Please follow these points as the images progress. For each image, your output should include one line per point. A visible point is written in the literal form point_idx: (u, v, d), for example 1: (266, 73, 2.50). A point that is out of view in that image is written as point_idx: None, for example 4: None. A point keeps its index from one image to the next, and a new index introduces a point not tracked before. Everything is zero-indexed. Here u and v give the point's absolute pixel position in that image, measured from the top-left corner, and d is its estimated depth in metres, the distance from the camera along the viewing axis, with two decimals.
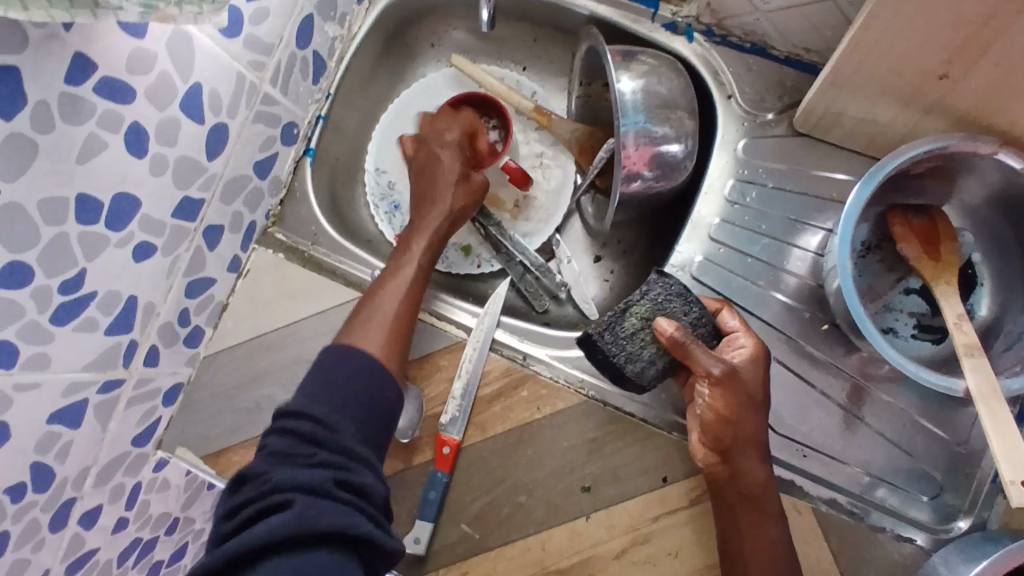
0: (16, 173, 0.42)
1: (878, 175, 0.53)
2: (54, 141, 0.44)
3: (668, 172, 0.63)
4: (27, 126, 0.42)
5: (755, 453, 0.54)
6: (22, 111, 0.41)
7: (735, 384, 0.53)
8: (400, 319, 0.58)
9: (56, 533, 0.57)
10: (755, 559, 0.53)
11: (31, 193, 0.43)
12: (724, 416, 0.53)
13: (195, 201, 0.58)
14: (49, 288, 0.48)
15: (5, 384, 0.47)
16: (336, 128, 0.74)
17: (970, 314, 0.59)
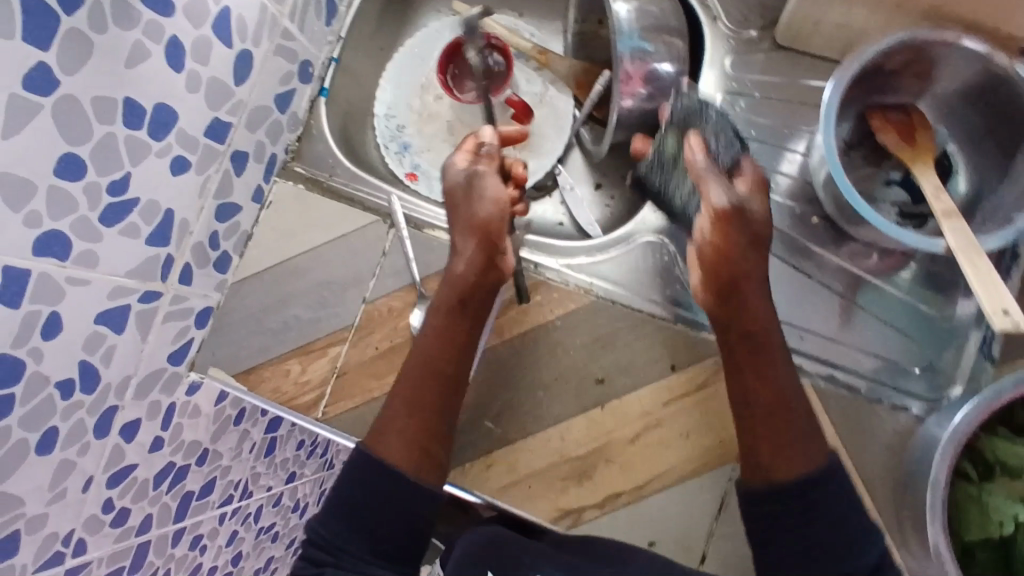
0: (73, 67, 0.46)
1: (842, 81, 0.58)
2: (106, 42, 0.48)
3: (662, 91, 0.68)
4: (86, 24, 0.46)
5: (755, 287, 0.57)
6: (81, 8, 0.46)
7: (741, 219, 0.57)
8: (428, 418, 0.56)
9: (100, 439, 0.60)
10: (760, 407, 0.54)
11: (87, 88, 0.48)
12: (724, 249, 0.57)
13: (224, 124, 0.62)
14: (98, 186, 0.51)
15: (59, 275, 0.50)
16: (348, 71, 0.79)
17: (950, 193, 0.64)
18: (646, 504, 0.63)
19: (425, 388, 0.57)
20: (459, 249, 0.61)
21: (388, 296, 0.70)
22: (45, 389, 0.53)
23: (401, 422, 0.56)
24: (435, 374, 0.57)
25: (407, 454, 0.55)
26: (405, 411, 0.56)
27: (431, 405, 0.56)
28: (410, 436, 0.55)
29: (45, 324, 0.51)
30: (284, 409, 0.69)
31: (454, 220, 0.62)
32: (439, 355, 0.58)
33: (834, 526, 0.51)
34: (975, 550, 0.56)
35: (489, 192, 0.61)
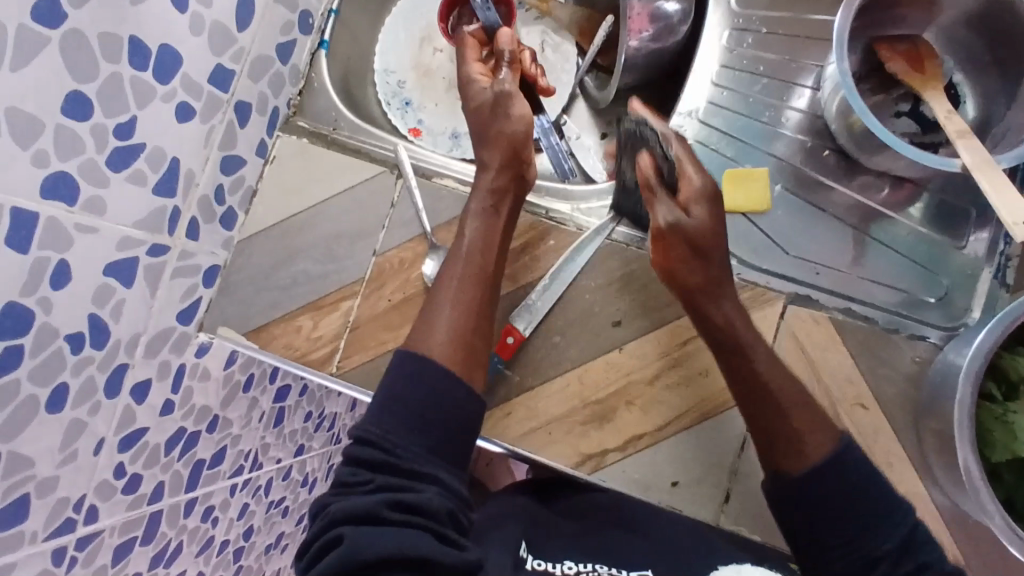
0: (79, 0, 0.46)
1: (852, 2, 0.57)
2: None
3: (665, 31, 0.68)
4: None
5: (705, 297, 0.57)
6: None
7: (680, 240, 0.57)
8: (469, 314, 0.56)
9: (111, 399, 0.58)
10: (754, 412, 0.55)
11: (93, 24, 0.48)
12: (669, 259, 0.58)
13: (227, 72, 0.62)
14: (105, 127, 0.51)
15: (67, 221, 0.49)
16: (347, 25, 0.78)
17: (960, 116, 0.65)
18: (670, 444, 0.63)
19: (467, 288, 0.57)
20: (488, 158, 0.63)
21: (398, 248, 0.69)
22: (55, 342, 0.51)
23: (447, 314, 0.56)
24: (477, 271, 0.58)
25: (455, 346, 0.54)
26: (445, 308, 0.56)
27: (474, 302, 0.57)
28: (455, 327, 0.55)
29: (54, 273, 0.49)
30: (298, 365, 0.68)
31: (483, 133, 0.64)
32: (475, 256, 0.59)
33: (854, 505, 0.51)
34: (1002, 470, 0.56)
35: (521, 109, 0.64)
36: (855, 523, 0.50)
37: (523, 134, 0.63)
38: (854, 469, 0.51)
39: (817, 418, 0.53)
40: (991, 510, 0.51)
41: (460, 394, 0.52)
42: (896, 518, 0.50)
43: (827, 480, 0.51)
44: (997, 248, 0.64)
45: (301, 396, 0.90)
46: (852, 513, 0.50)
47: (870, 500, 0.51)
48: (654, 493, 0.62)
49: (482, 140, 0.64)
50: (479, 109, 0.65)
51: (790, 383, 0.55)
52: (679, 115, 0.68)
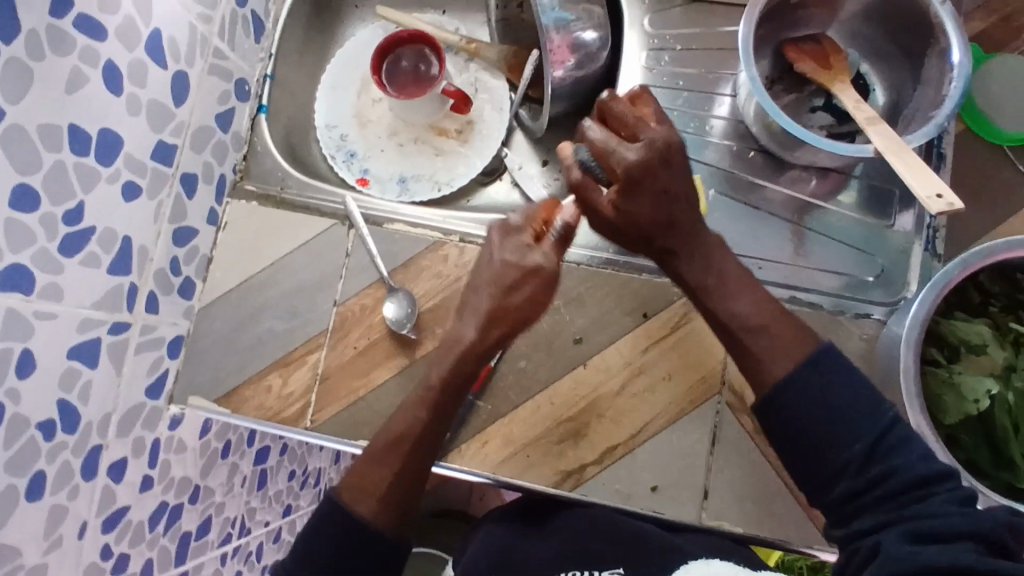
0: (17, 96, 0.48)
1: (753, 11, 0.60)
2: (44, 69, 0.50)
3: (587, 58, 0.71)
4: (23, 52, 0.48)
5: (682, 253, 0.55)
6: (19, 36, 0.47)
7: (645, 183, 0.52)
8: (406, 479, 0.58)
9: (89, 482, 0.59)
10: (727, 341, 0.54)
11: (31, 115, 0.49)
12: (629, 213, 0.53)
13: (169, 146, 0.63)
14: (55, 216, 0.53)
15: (26, 310, 0.51)
16: (284, 87, 0.80)
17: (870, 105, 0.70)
18: (646, 451, 0.64)
19: (409, 456, 0.58)
20: (494, 309, 0.57)
21: (358, 295, 0.71)
22: (28, 430, 0.52)
23: (384, 481, 0.57)
24: (419, 442, 0.58)
25: (381, 509, 0.56)
26: (386, 474, 0.57)
27: (413, 469, 0.58)
28: (386, 491, 0.57)
29: (19, 362, 0.51)
30: (271, 424, 0.68)
31: (498, 286, 0.57)
32: (424, 427, 0.59)
33: (813, 427, 0.50)
34: (959, 434, 0.58)
35: (541, 266, 0.57)
36: (822, 434, 0.49)
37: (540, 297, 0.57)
38: (798, 397, 0.50)
39: (765, 328, 0.52)
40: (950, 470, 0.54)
41: (369, 551, 0.56)
42: (859, 424, 0.49)
43: (780, 411, 0.51)
44: (923, 222, 0.67)
45: (281, 456, 0.89)
46: (806, 435, 0.50)
47: (834, 415, 0.49)
48: (636, 500, 0.63)
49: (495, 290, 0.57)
50: (509, 267, 0.57)
51: (751, 305, 0.53)
52: None
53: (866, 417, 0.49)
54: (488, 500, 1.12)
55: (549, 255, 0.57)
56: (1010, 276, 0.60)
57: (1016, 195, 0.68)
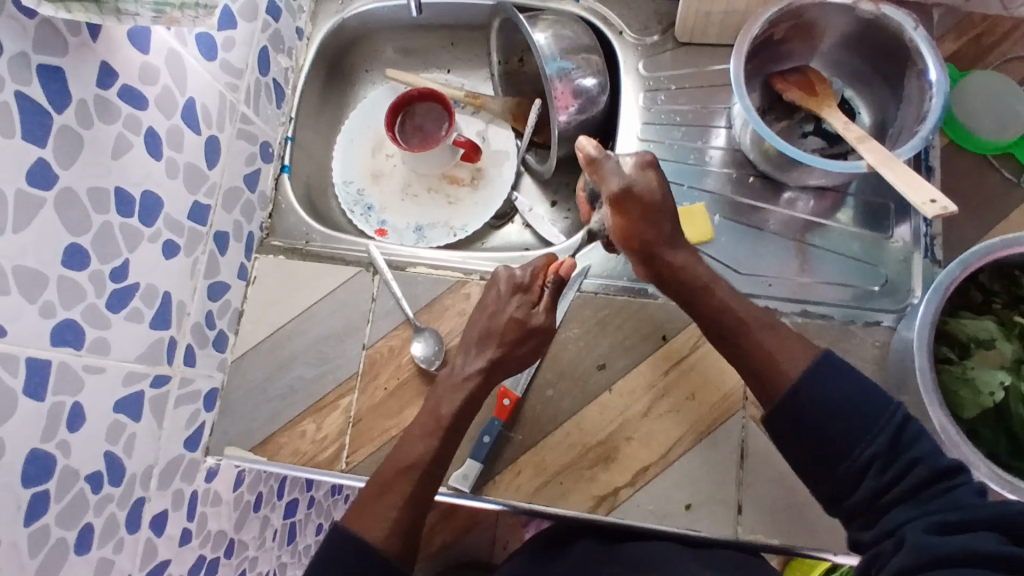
0: (67, 161, 0.52)
1: (743, 47, 0.65)
2: (93, 136, 0.54)
3: (589, 102, 0.76)
4: (74, 121, 0.52)
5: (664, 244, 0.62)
6: (69, 107, 0.52)
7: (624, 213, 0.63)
8: (416, 503, 0.56)
9: (133, 534, 0.60)
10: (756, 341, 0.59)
11: (83, 180, 0.53)
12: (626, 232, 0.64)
13: (203, 207, 0.67)
14: (102, 273, 0.56)
15: (76, 363, 0.53)
16: (303, 147, 0.85)
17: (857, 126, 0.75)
18: (676, 470, 0.66)
19: (422, 484, 0.57)
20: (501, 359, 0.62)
21: (386, 336, 0.73)
22: (77, 483, 0.54)
23: (396, 508, 0.55)
24: (430, 472, 0.58)
25: (393, 541, 0.54)
26: (395, 501, 0.56)
27: (422, 500, 0.57)
28: (401, 518, 0.55)
29: (69, 416, 0.53)
30: (306, 469, 0.70)
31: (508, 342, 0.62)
32: (430, 451, 0.59)
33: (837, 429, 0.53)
34: (978, 427, 0.60)
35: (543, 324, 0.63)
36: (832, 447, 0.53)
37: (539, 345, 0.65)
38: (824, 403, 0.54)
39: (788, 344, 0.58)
40: (976, 461, 0.55)
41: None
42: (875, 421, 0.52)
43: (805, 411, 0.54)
44: (920, 232, 0.71)
45: (309, 509, 0.88)
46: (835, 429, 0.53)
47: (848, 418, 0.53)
48: (671, 519, 0.64)
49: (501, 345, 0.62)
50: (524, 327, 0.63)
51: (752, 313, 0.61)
52: None
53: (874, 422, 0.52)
54: (511, 547, 1.10)
55: (548, 314, 0.64)
56: (1008, 274, 0.63)
57: (1005, 199, 0.72)
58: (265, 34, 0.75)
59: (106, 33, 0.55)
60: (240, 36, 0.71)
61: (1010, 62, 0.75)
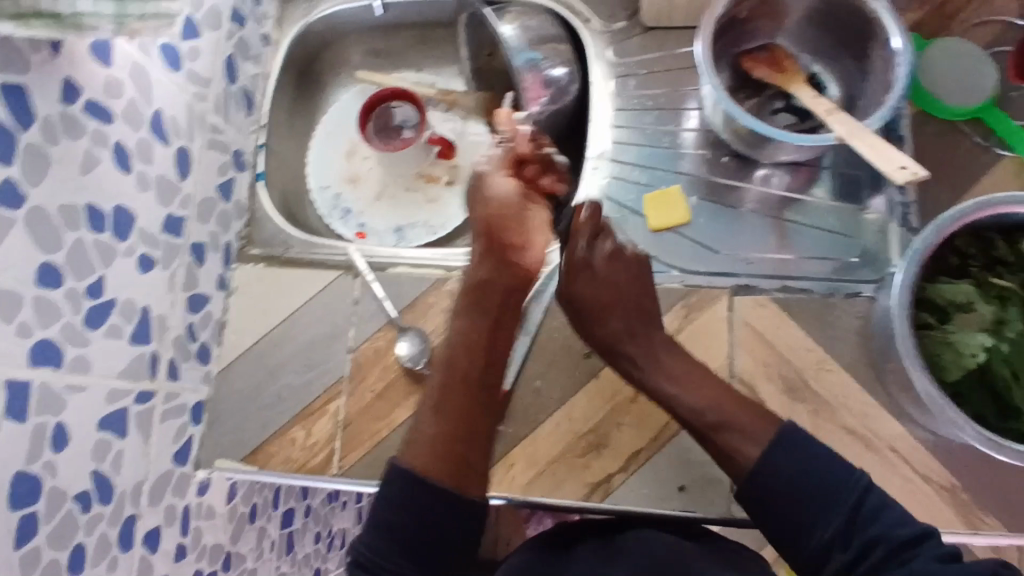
0: (37, 180, 0.52)
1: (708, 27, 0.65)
2: (61, 153, 0.54)
3: (559, 91, 0.78)
4: (40, 138, 0.52)
5: (624, 334, 0.63)
6: (35, 125, 0.51)
7: (580, 284, 0.65)
8: (462, 418, 0.57)
9: (126, 552, 0.59)
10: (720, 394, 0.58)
11: (52, 197, 0.53)
12: (574, 295, 0.65)
13: (178, 219, 0.67)
14: (78, 291, 0.55)
15: (57, 383, 0.53)
16: (276, 154, 0.84)
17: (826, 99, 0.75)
18: (667, 453, 0.66)
19: (451, 396, 0.57)
20: (488, 278, 0.61)
21: (369, 339, 0.73)
22: (66, 503, 0.53)
23: (432, 422, 0.57)
24: (461, 381, 0.58)
25: (439, 466, 0.54)
26: (435, 421, 0.57)
27: (457, 411, 0.57)
28: (441, 441, 0.55)
29: (53, 436, 0.52)
30: (299, 476, 0.70)
31: (488, 253, 0.62)
32: (467, 356, 0.59)
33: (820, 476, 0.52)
34: (963, 390, 0.61)
35: (505, 197, 0.64)
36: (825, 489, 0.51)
37: (515, 212, 0.64)
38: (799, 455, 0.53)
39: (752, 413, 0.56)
40: (962, 423, 0.56)
41: (456, 515, 0.53)
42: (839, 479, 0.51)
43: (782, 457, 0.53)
44: (895, 202, 0.71)
45: (307, 518, 0.87)
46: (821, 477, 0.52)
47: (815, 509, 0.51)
48: (665, 502, 0.65)
49: (483, 256, 0.62)
50: (479, 178, 0.66)
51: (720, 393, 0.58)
52: (591, 159, 0.75)
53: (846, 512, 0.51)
54: (514, 544, 1.10)
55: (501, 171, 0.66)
56: (982, 236, 0.64)
57: (977, 164, 0.73)
58: (230, 42, 0.75)
59: (69, 48, 0.55)
60: (206, 45, 0.71)
61: (973, 29, 0.76)
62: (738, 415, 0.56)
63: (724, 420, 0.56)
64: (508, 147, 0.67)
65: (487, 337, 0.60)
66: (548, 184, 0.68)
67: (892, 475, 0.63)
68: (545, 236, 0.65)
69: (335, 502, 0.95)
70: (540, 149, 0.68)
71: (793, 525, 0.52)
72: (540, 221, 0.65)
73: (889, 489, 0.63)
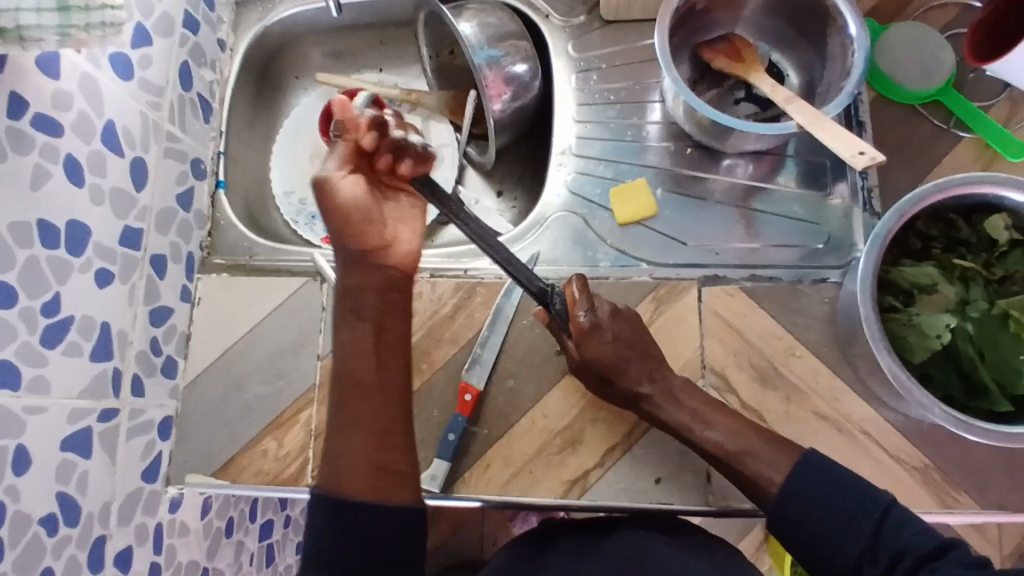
0: None
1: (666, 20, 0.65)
2: (9, 168, 0.52)
3: (522, 88, 0.76)
4: None
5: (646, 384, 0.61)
6: None
7: (594, 345, 0.61)
8: (367, 424, 0.52)
9: (97, 574, 0.58)
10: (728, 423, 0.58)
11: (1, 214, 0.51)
12: (591, 359, 0.61)
13: (136, 231, 0.65)
14: (32, 309, 0.54)
15: (15, 405, 0.51)
16: (236, 161, 0.83)
17: (786, 87, 0.76)
18: (642, 447, 0.66)
19: (354, 407, 0.52)
20: (354, 285, 0.56)
21: (339, 345, 0.72)
22: (31, 527, 0.52)
23: (335, 440, 0.52)
24: (358, 388, 0.53)
25: (359, 478, 0.50)
26: (337, 439, 0.52)
27: (364, 421, 0.52)
28: (353, 459, 0.51)
29: (13, 459, 0.51)
30: (273, 488, 0.68)
31: (348, 264, 0.57)
32: (357, 363, 0.54)
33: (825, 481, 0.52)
34: (930, 370, 0.62)
35: (354, 201, 0.56)
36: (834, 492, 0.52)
37: (362, 214, 0.57)
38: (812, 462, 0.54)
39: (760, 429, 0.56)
40: (929, 405, 0.56)
41: (391, 527, 0.49)
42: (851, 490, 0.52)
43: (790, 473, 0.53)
44: (858, 187, 0.72)
45: (286, 528, 0.86)
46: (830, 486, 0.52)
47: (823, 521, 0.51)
48: (643, 495, 0.65)
49: (345, 266, 0.57)
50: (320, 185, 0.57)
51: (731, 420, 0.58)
52: (555, 154, 0.75)
53: (855, 522, 0.50)
54: (500, 543, 1.10)
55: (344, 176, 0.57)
56: (945, 218, 0.65)
57: (936, 147, 0.74)
58: (184, 49, 0.73)
59: (13, 61, 0.53)
60: (158, 52, 0.69)
61: (927, 13, 0.77)
62: (760, 449, 0.56)
63: (743, 450, 0.56)
64: (348, 141, 0.57)
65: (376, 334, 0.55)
66: (409, 171, 0.57)
67: (864, 457, 0.64)
68: (412, 227, 0.59)
69: (314, 511, 0.94)
70: (385, 133, 0.57)
71: (807, 538, 0.51)
72: (398, 209, 0.59)
73: (862, 471, 0.64)
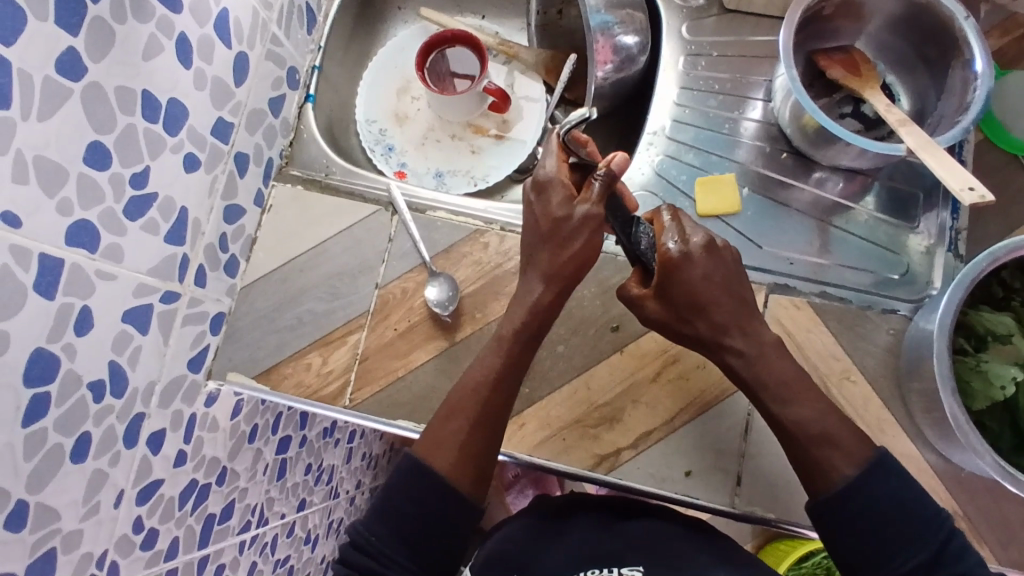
0: (98, 55, 0.50)
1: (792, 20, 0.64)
2: (124, 33, 0.52)
3: (626, 64, 0.76)
4: (108, 13, 0.50)
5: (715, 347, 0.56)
6: None
7: (676, 280, 0.55)
8: (485, 425, 0.55)
9: (130, 449, 0.58)
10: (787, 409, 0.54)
11: (108, 77, 0.51)
12: (671, 291, 0.56)
13: (227, 125, 0.66)
14: (121, 177, 0.54)
15: (89, 267, 0.51)
16: (328, 79, 0.83)
17: (895, 105, 0.74)
18: (678, 437, 0.66)
19: (484, 408, 0.55)
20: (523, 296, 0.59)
21: (399, 278, 0.72)
22: (79, 390, 0.52)
23: (459, 427, 0.54)
24: (490, 391, 0.56)
25: (463, 469, 0.53)
26: (457, 424, 0.55)
27: (485, 422, 0.55)
28: (469, 450, 0.54)
29: (77, 319, 0.51)
30: (310, 402, 0.69)
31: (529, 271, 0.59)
32: (497, 369, 0.56)
33: (877, 494, 0.50)
34: (986, 420, 0.61)
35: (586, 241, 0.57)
36: (881, 511, 0.50)
37: (586, 253, 0.58)
38: (862, 474, 0.51)
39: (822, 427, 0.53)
40: (983, 453, 0.55)
41: (464, 519, 0.53)
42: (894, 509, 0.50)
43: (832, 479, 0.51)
44: (946, 227, 0.70)
45: (301, 448, 0.87)
46: (879, 500, 0.50)
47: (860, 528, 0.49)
48: (670, 484, 0.65)
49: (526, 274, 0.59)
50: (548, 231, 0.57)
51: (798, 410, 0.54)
52: (647, 134, 0.75)
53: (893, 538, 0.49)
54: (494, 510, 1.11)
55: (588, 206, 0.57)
56: None
57: None
58: None
59: None
60: None
61: None
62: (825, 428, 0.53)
63: (798, 437, 0.53)
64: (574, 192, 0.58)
65: (521, 351, 0.57)
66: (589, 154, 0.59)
67: None
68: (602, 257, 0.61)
69: (329, 438, 0.95)
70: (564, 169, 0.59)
71: None
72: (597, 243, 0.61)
73: None
